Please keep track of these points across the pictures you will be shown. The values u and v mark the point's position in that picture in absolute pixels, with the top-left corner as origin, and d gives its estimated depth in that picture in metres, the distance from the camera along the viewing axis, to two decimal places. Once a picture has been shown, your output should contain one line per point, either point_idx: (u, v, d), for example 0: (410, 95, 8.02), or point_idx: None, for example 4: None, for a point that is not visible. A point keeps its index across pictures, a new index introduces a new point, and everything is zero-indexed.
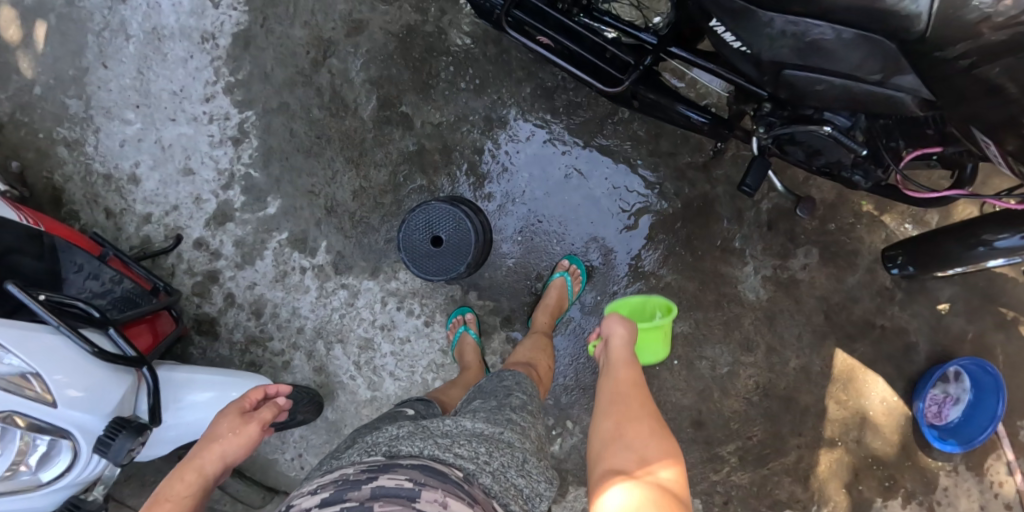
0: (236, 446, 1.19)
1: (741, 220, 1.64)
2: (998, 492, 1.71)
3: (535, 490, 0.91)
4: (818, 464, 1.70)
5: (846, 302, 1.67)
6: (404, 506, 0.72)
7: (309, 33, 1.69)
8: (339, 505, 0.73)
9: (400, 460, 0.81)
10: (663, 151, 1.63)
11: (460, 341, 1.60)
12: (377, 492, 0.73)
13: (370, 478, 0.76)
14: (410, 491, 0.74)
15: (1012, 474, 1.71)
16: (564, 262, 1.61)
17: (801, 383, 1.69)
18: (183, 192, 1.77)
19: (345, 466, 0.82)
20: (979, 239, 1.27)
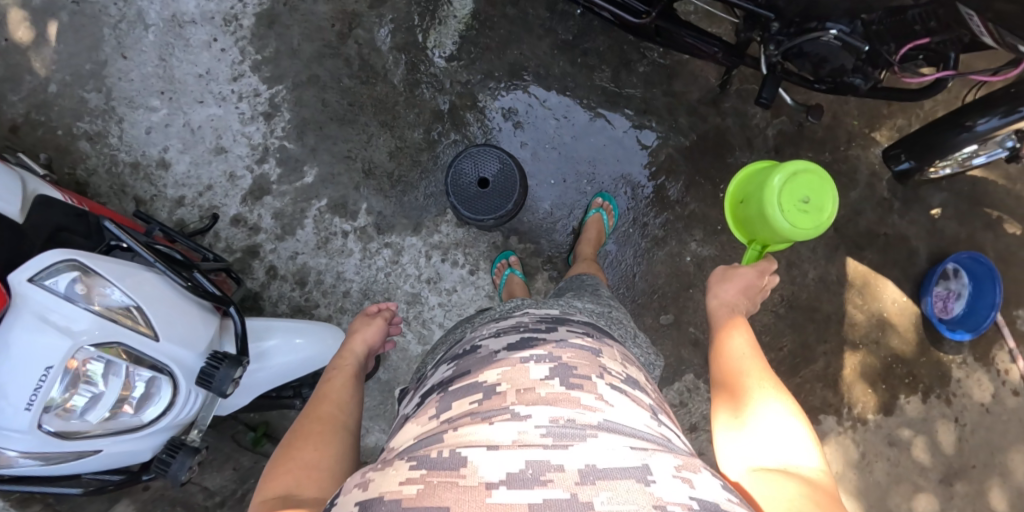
0: (375, 334, 1.32)
1: (752, 147, 1.79)
2: (1005, 379, 1.92)
3: (650, 361, 1.13)
4: (845, 367, 1.88)
5: (852, 215, 1.85)
6: (590, 361, 0.86)
7: (333, 8, 1.77)
8: (528, 352, 0.87)
9: (569, 323, 0.97)
10: (676, 91, 1.77)
11: (509, 282, 1.68)
12: (562, 347, 0.88)
13: (551, 333, 0.92)
14: (591, 347, 0.90)
15: (1015, 361, 1.92)
16: (598, 199, 1.73)
17: (821, 293, 1.86)
18: (216, 171, 1.78)
19: (523, 319, 0.98)
20: (963, 125, 1.45)
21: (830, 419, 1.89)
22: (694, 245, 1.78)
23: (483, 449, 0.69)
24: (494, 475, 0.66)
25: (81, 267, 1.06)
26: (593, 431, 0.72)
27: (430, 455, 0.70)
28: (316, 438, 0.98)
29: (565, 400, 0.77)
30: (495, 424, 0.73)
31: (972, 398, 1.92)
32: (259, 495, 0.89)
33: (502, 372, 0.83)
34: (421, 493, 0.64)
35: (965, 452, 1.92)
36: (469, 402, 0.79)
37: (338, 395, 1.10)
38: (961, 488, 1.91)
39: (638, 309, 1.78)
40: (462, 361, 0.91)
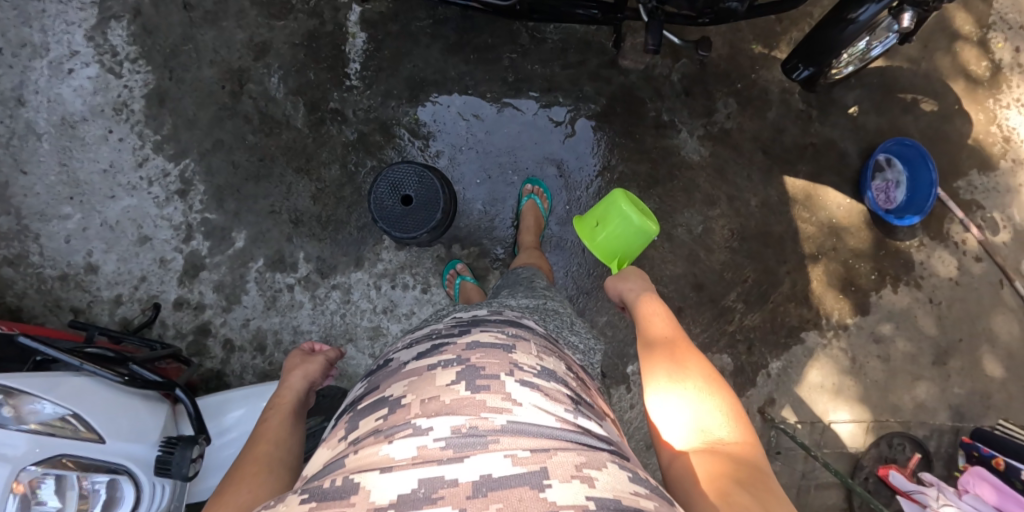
0: (316, 370, 1.32)
1: (662, 95, 1.81)
2: (965, 249, 2.01)
3: (588, 345, 1.15)
4: (812, 281, 1.93)
5: (776, 134, 1.87)
6: (499, 359, 0.89)
7: (219, 69, 1.75)
8: (436, 359, 0.90)
9: (486, 323, 1.01)
10: (574, 62, 1.78)
11: (462, 289, 1.68)
12: (471, 348, 0.91)
13: (463, 336, 0.96)
14: (503, 343, 0.94)
15: (969, 230, 2.01)
16: (528, 186, 1.73)
17: (768, 217, 1.88)
18: (146, 261, 1.73)
19: (439, 325, 1.02)
20: (846, 19, 1.47)
21: (811, 333, 1.94)
22: None
23: (377, 473, 0.73)
24: (385, 498, 0.70)
25: (4, 389, 1.02)
26: (495, 439, 0.77)
27: (323, 485, 0.74)
28: (249, 477, 0.98)
29: (467, 406, 0.81)
30: (393, 444, 0.77)
31: (937, 276, 2.02)
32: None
33: (408, 384, 0.87)
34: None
35: (948, 329, 2.03)
36: (374, 421, 0.83)
37: (272, 434, 1.11)
38: (955, 365, 2.04)
39: (596, 281, 1.79)
40: (375, 378, 0.95)
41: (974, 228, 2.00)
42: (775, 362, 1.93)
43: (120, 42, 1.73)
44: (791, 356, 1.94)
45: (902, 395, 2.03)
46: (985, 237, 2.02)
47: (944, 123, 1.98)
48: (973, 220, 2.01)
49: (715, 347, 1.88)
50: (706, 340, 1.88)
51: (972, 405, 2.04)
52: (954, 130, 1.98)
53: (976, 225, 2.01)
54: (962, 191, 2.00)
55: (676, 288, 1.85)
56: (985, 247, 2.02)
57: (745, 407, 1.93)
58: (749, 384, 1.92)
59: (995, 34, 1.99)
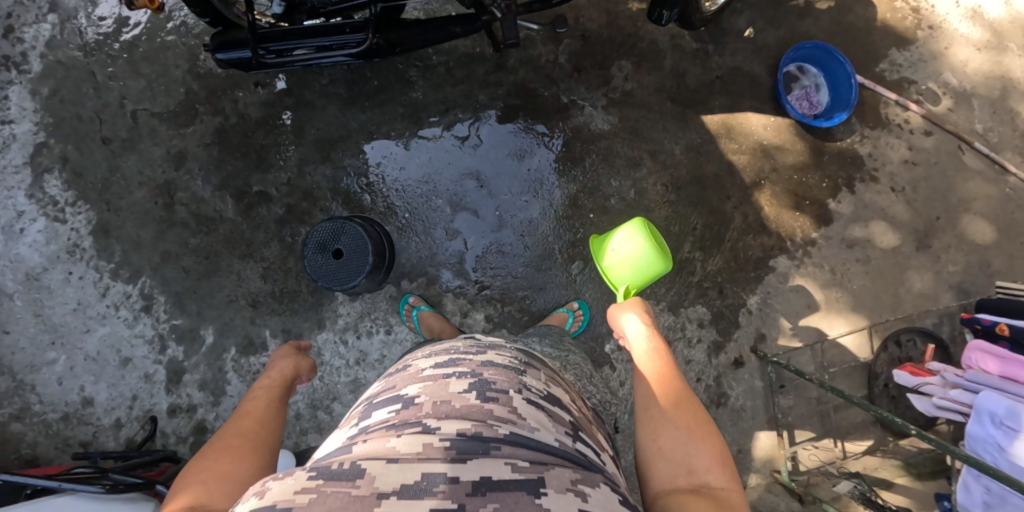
0: (305, 368, 1.40)
1: (555, 79, 1.84)
2: (910, 128, 1.98)
3: (604, 400, 1.33)
4: (763, 208, 1.91)
5: (679, 80, 1.88)
6: (509, 378, 0.97)
7: (148, 188, 1.86)
8: (451, 370, 0.98)
9: (502, 348, 1.10)
10: (462, 76, 1.83)
11: (420, 318, 1.73)
12: (484, 366, 0.99)
13: (479, 355, 1.04)
14: (515, 367, 1.02)
15: (908, 108, 1.97)
16: (573, 302, 1.79)
17: (697, 160, 1.87)
18: (133, 380, 1.84)
19: (458, 345, 1.11)
20: None
21: (780, 259, 1.92)
22: (560, 191, 1.83)
23: (384, 462, 0.77)
24: (390, 484, 0.74)
25: None
26: (498, 446, 0.82)
27: (331, 466, 0.77)
28: (233, 454, 1.00)
29: (474, 414, 0.87)
30: (403, 437, 0.82)
31: (891, 163, 1.99)
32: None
33: (426, 386, 0.94)
34: (313, 499, 0.70)
35: (922, 211, 2.00)
36: (385, 417, 0.89)
37: (259, 412, 1.15)
38: (940, 244, 2.01)
39: (548, 273, 1.82)
40: (392, 382, 1.01)
41: (913, 105, 1.97)
42: (753, 298, 1.90)
43: (58, 191, 1.86)
44: (767, 287, 1.91)
45: (893, 290, 2.00)
46: (926, 110, 1.98)
47: (846, 14, 1.95)
48: (909, 98, 1.97)
49: (686, 302, 1.87)
50: (674, 297, 1.87)
51: (970, 277, 2.01)
52: (858, 16, 1.96)
53: (914, 102, 1.98)
54: (888, 73, 1.97)
55: None
56: (930, 120, 1.98)
57: (737, 350, 1.90)
58: (733, 327, 1.89)
59: None
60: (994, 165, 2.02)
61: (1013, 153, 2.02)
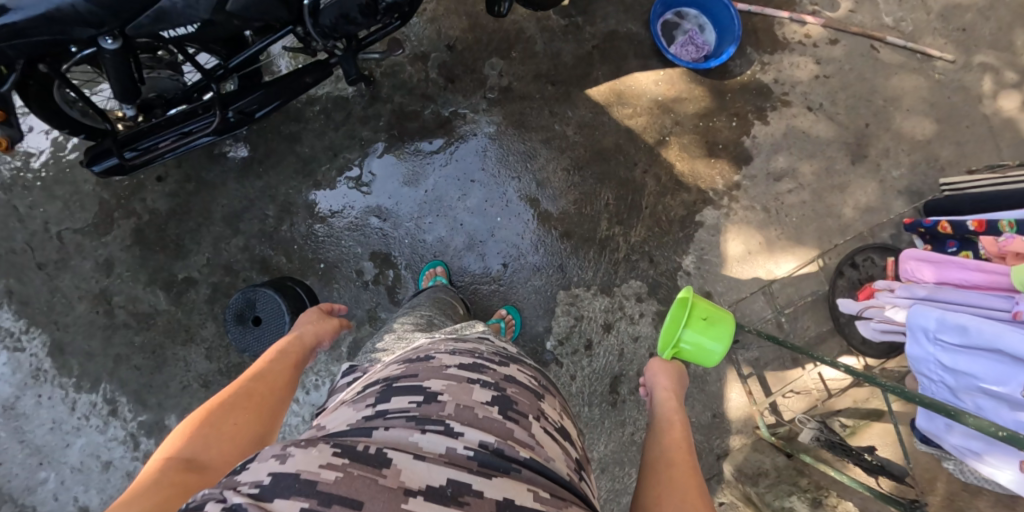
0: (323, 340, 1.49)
1: (431, 96, 1.85)
2: (813, 41, 1.94)
3: None
4: (674, 165, 1.84)
5: (555, 62, 1.86)
6: (528, 400, 0.97)
7: (87, 299, 1.94)
8: (474, 375, 0.97)
9: (520, 362, 1.09)
10: (342, 118, 1.86)
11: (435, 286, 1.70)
12: (506, 380, 0.99)
13: (501, 366, 1.02)
14: (534, 388, 1.02)
15: (804, 23, 1.94)
16: (503, 311, 1.77)
17: (593, 135, 1.83)
18: (117, 481, 1.92)
19: (480, 346, 1.08)
20: None
21: (706, 211, 1.84)
22: (463, 203, 1.82)
23: (409, 458, 0.78)
24: (416, 482, 0.75)
25: None
26: (519, 468, 0.82)
27: (358, 447, 0.78)
28: (241, 418, 1.08)
29: (496, 429, 0.87)
30: (426, 437, 0.83)
31: (801, 82, 1.92)
32: (166, 444, 0.99)
33: (447, 385, 0.93)
34: (340, 480, 0.72)
35: (846, 122, 1.93)
36: (406, 406, 0.88)
37: (273, 378, 1.22)
38: (877, 151, 1.93)
39: (471, 286, 1.81)
40: (411, 365, 0.98)
41: (808, 18, 1.94)
42: (687, 258, 1.83)
43: (10, 322, 1.95)
44: (699, 244, 1.84)
45: (838, 211, 1.89)
46: (824, 18, 1.95)
47: None
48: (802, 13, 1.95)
49: (619, 279, 1.81)
50: (605, 277, 1.81)
51: (917, 175, 1.93)
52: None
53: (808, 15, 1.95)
54: None
55: (546, 250, 1.82)
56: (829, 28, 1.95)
57: None
58: (674, 293, 1.82)
59: None
60: (917, 53, 1.99)
61: (933, 38, 2.00)
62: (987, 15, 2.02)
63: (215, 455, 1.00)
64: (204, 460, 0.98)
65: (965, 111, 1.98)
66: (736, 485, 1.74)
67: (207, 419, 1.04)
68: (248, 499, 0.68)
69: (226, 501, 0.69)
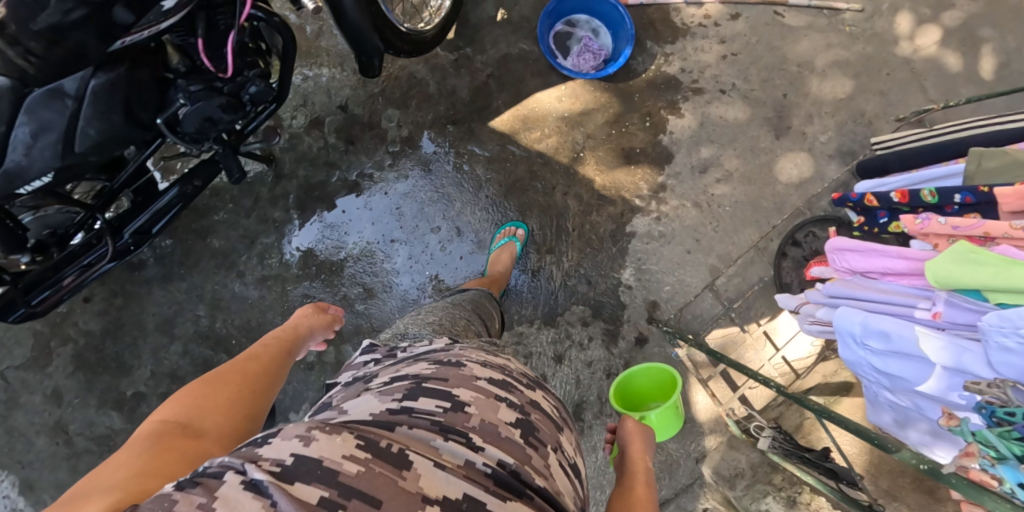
0: (321, 331, 1.37)
1: (335, 162, 1.80)
2: (713, 21, 1.87)
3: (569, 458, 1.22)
4: (594, 179, 1.78)
5: (452, 99, 1.80)
6: (550, 430, 0.85)
7: (34, 436, 1.80)
8: (501, 392, 0.84)
9: (548, 389, 0.95)
10: (251, 203, 1.81)
11: (505, 248, 1.69)
12: (531, 404, 0.86)
13: (529, 388, 0.90)
14: (557, 417, 0.89)
15: (700, 4, 1.87)
16: None
17: (506, 166, 1.78)
18: None
19: (509, 363, 0.95)
20: None
21: (636, 219, 1.79)
22: (389, 264, 1.77)
23: (431, 465, 0.68)
24: (436, 491, 0.65)
25: None
26: (534, 497, 0.71)
27: (382, 442, 0.68)
28: (232, 390, 0.97)
29: (517, 452, 0.76)
30: (449, 445, 0.72)
31: (709, 66, 1.85)
32: (154, 416, 0.88)
33: (475, 397, 0.81)
34: (362, 473, 0.63)
35: (763, 96, 1.86)
36: (432, 409, 0.77)
37: (265, 360, 1.11)
38: (799, 121, 1.87)
39: None
40: (442, 367, 0.86)
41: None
42: (625, 272, 1.78)
43: None
44: (635, 255, 1.79)
45: (770, 191, 1.83)
46: None
47: None
48: None
49: (561, 307, 1.77)
50: (546, 310, 1.78)
51: (844, 134, 1.88)
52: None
53: None
54: None
55: None
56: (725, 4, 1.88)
57: (634, 329, 1.76)
58: (619, 309, 1.77)
59: None
60: (823, 10, 1.92)
61: None
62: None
63: (211, 426, 0.89)
64: (200, 426, 0.87)
65: (882, 57, 1.91)
66: (717, 489, 1.72)
67: (201, 393, 0.93)
68: (270, 479, 0.60)
69: (247, 476, 0.61)
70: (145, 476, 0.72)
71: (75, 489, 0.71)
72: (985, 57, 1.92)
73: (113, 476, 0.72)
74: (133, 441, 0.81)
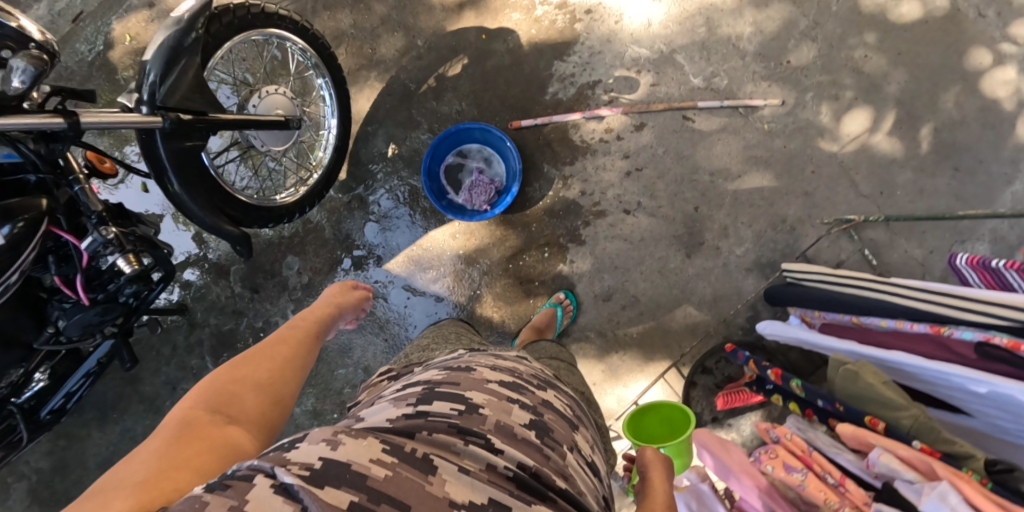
0: (350, 308, 1.31)
1: (242, 310, 1.86)
2: (615, 135, 1.78)
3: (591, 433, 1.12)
4: (492, 316, 1.75)
5: (347, 243, 1.80)
6: (564, 428, 0.81)
7: None
8: (514, 393, 0.81)
9: (558, 386, 0.92)
10: (171, 350, 1.90)
11: None
12: (544, 404, 0.83)
13: (540, 389, 0.86)
14: (572, 418, 0.86)
15: (601, 118, 1.78)
16: None
17: (402, 308, 1.78)
18: None
19: (519, 364, 0.92)
20: (166, 186, 1.26)
21: None
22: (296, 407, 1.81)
23: (454, 469, 0.64)
24: (461, 495, 0.62)
25: None
26: (557, 501, 0.68)
27: (406, 448, 0.65)
28: (266, 377, 0.93)
29: (536, 453, 0.73)
30: (469, 449, 0.68)
31: (611, 185, 1.76)
32: (183, 403, 0.83)
33: (489, 399, 0.77)
34: (389, 479, 0.60)
35: (672, 211, 1.77)
36: (448, 412, 0.73)
37: (296, 342, 1.07)
38: (711, 235, 1.77)
39: None
40: (452, 373, 0.82)
41: (603, 111, 1.78)
42: None
43: None
44: None
45: (681, 314, 1.75)
46: (624, 104, 1.80)
47: (484, 70, 1.81)
48: (596, 107, 1.79)
49: None
50: None
51: (763, 242, 1.78)
52: (498, 56, 1.81)
53: (603, 108, 1.78)
54: (561, 94, 1.79)
55: None
56: (628, 116, 1.78)
57: None
58: None
59: None
60: (738, 108, 1.83)
61: (748, 87, 1.85)
62: (811, 36, 1.90)
63: (241, 413, 0.84)
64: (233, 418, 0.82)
65: (808, 154, 1.85)
66: None
67: (230, 376, 0.89)
68: (300, 484, 0.55)
69: (277, 480, 0.56)
70: (176, 470, 0.67)
71: (101, 481, 0.65)
72: (923, 138, 1.87)
73: (136, 470, 0.66)
74: (158, 432, 0.76)
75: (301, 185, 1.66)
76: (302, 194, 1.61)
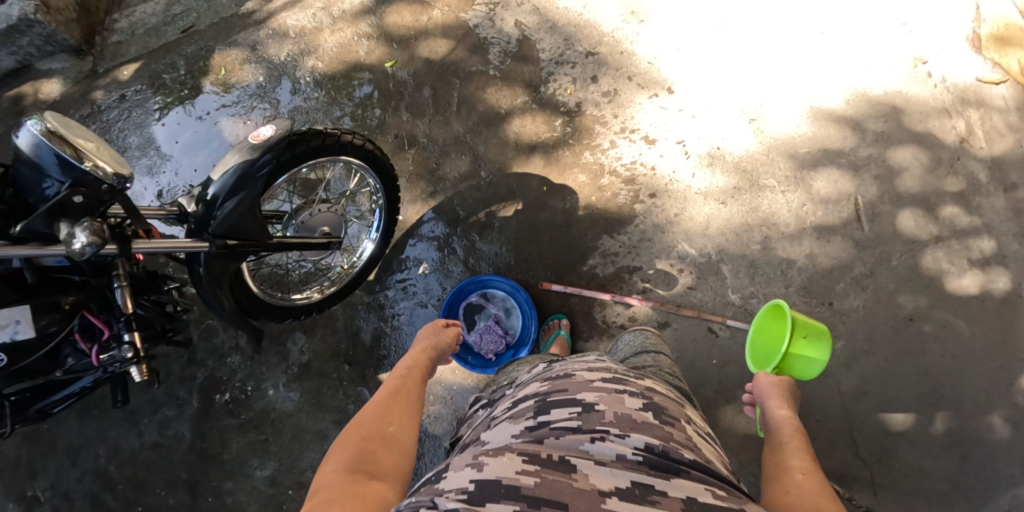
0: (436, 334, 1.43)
1: (239, 366, 1.93)
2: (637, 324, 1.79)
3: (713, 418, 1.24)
4: None
5: (354, 340, 1.87)
6: (670, 405, 0.98)
7: None
8: (619, 386, 0.97)
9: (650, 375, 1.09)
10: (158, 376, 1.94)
11: None
12: (647, 389, 1.00)
13: (638, 380, 1.02)
14: (671, 396, 1.03)
15: (630, 303, 1.79)
16: None
17: None
18: None
19: (608, 365, 1.07)
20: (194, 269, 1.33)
21: None
22: (255, 473, 1.85)
23: (592, 464, 0.78)
24: (606, 484, 0.75)
25: None
26: (688, 469, 0.81)
27: (542, 455, 0.79)
28: (392, 421, 1.05)
29: (657, 432, 0.87)
30: (597, 446, 0.83)
31: None
32: (328, 467, 0.94)
33: (600, 397, 0.93)
34: (540, 482, 0.73)
35: None
36: (569, 419, 0.89)
37: (407, 381, 1.19)
38: None
39: None
40: (556, 382, 0.99)
41: (633, 298, 1.79)
42: None
43: None
44: None
45: None
46: (655, 297, 1.81)
47: (534, 220, 1.84)
48: (628, 291, 1.80)
49: None
50: None
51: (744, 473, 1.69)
52: (551, 212, 1.84)
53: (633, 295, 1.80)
54: (599, 268, 1.82)
55: None
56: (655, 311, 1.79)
57: None
58: None
59: (539, 115, 1.92)
60: None
61: None
62: (861, 284, 1.86)
63: (379, 465, 0.95)
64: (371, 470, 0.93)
65: (817, 401, 1.83)
66: None
67: (360, 434, 1.00)
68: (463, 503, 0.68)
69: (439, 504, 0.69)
70: None
71: None
72: (940, 419, 1.78)
73: None
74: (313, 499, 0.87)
75: (324, 283, 1.72)
76: (320, 297, 1.68)
